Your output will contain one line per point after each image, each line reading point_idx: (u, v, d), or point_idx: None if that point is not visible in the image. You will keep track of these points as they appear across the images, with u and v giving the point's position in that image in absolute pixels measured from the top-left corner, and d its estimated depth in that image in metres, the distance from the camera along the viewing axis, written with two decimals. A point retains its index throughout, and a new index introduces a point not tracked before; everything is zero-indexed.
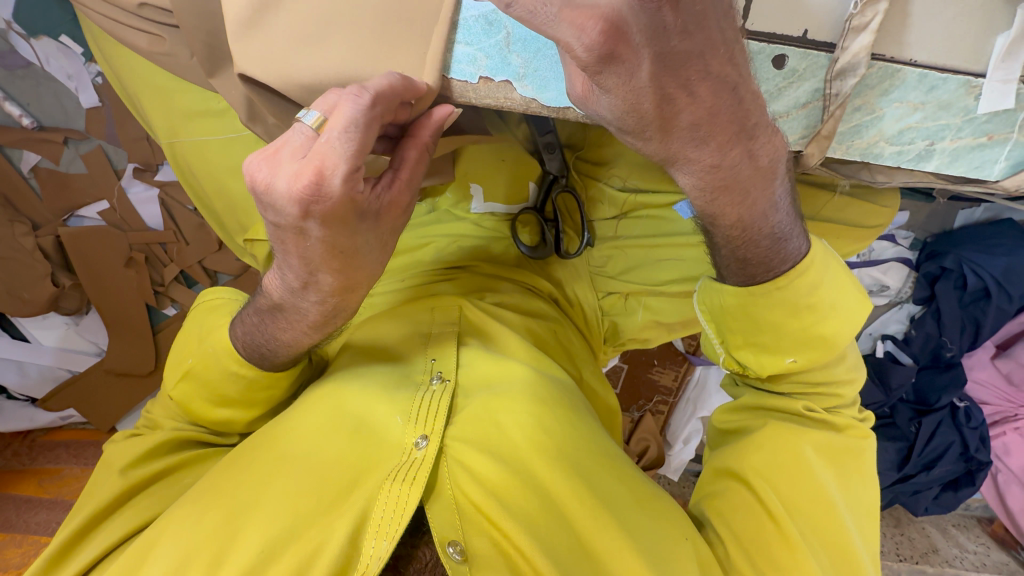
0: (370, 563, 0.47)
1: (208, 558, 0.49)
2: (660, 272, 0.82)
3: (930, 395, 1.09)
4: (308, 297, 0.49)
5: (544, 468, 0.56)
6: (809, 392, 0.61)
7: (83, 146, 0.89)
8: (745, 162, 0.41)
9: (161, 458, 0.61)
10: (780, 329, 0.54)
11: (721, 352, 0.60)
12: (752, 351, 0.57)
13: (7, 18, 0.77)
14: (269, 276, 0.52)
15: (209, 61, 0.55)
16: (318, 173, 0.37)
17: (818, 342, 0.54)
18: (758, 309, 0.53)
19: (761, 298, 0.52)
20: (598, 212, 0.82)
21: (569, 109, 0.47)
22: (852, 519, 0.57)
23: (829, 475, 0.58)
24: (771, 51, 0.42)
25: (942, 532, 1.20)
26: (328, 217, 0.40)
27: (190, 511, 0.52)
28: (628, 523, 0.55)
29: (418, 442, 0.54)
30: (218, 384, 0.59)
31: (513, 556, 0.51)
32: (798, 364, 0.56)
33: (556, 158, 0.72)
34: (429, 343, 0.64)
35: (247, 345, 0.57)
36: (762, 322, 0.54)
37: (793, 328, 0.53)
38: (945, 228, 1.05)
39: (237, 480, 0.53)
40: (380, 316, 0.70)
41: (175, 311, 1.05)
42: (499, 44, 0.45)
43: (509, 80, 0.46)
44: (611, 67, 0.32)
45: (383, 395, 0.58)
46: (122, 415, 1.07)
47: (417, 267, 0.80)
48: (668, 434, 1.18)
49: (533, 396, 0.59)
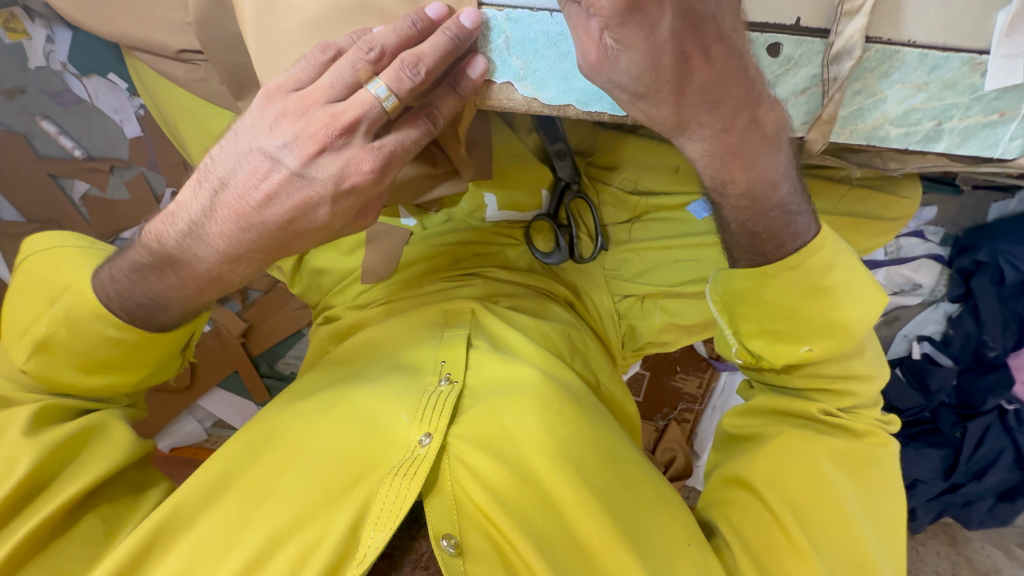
0: (367, 552, 0.50)
1: (215, 555, 0.51)
2: (677, 273, 0.83)
3: (975, 398, 1.03)
4: (234, 255, 0.48)
5: (545, 468, 0.56)
6: (825, 397, 0.59)
7: (126, 174, 0.96)
8: (753, 129, 0.44)
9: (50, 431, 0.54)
10: (796, 310, 0.52)
11: (732, 343, 0.58)
12: (766, 340, 0.56)
13: (64, 60, 0.84)
14: (160, 227, 0.50)
15: (236, 88, 0.61)
16: (383, 163, 0.45)
17: (835, 327, 0.53)
18: (772, 292, 0.52)
19: (774, 275, 0.52)
20: (610, 216, 0.83)
21: (569, 105, 0.49)
22: (869, 525, 0.55)
23: (846, 484, 0.56)
24: (765, 40, 0.43)
25: (1004, 553, 1.09)
26: (351, 201, 0.46)
27: (204, 507, 0.53)
28: (628, 523, 0.55)
29: (421, 439, 0.55)
30: (94, 350, 0.55)
31: (509, 554, 0.52)
32: (815, 353, 0.54)
33: (567, 164, 0.77)
34: (439, 344, 0.65)
35: (123, 303, 0.53)
36: (774, 304, 0.53)
37: (807, 313, 0.52)
38: (978, 221, 1.00)
39: (249, 478, 0.55)
40: (391, 320, 0.72)
41: (211, 328, 1.08)
42: (500, 47, 0.46)
43: (511, 80, 0.47)
44: (635, 18, 0.36)
45: (393, 393, 0.59)
46: (161, 431, 1.14)
47: (434, 271, 0.82)
48: (695, 445, 1.15)
49: (539, 397, 0.60)
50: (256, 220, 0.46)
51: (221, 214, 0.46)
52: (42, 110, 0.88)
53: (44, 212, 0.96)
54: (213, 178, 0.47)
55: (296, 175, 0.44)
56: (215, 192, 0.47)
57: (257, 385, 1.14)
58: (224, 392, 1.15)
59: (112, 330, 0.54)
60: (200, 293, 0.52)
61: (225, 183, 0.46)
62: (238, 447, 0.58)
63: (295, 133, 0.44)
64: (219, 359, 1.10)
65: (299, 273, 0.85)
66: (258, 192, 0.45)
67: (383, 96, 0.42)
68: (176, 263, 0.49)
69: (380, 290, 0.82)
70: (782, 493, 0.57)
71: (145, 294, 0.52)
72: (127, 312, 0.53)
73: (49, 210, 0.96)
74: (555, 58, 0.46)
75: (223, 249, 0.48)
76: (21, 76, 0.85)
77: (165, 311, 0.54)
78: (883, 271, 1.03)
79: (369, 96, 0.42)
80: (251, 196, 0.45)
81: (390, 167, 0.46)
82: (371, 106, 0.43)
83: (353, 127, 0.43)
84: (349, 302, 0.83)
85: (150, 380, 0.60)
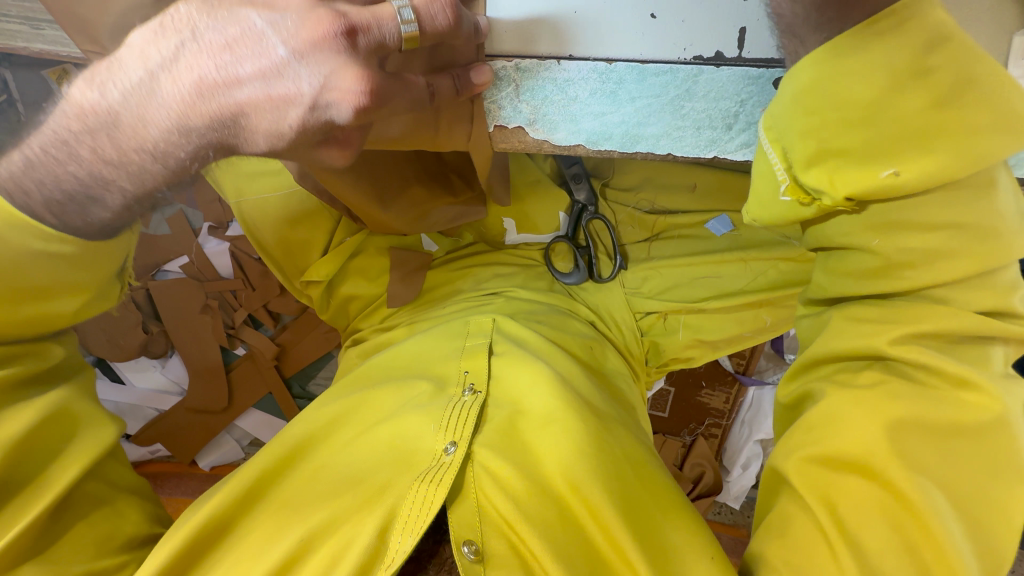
0: (396, 556, 0.51)
1: (251, 554, 0.54)
2: (696, 290, 0.81)
3: None
4: (185, 128, 0.42)
5: (564, 481, 0.56)
6: (904, 322, 0.44)
7: (167, 212, 1.06)
8: None
9: (15, 415, 0.49)
10: (885, 104, 0.36)
11: (782, 176, 0.41)
12: (833, 163, 0.39)
13: None
14: (95, 72, 0.43)
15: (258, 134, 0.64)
16: (377, 80, 0.41)
17: (941, 135, 0.36)
18: (841, 84, 0.37)
19: (848, 58, 0.36)
20: (628, 236, 0.84)
21: (579, 145, 0.49)
22: (949, 507, 0.41)
23: (921, 443, 0.42)
24: (772, 74, 0.42)
25: None
26: (328, 123, 0.42)
27: (251, 517, 0.57)
28: (653, 534, 0.54)
29: (447, 447, 0.58)
30: (25, 271, 0.45)
31: (531, 563, 0.52)
32: (904, 177, 0.37)
33: (584, 188, 0.79)
34: (462, 355, 0.69)
35: (34, 189, 0.44)
36: (848, 104, 0.37)
37: (902, 114, 0.36)
38: None
39: (292, 495, 0.58)
40: (419, 337, 0.75)
41: (245, 351, 1.13)
42: (509, 96, 0.46)
43: (522, 126, 0.48)
44: None
45: (418, 407, 0.62)
46: (201, 450, 1.21)
47: (455, 294, 0.84)
48: (725, 459, 1.16)
49: (560, 408, 0.61)
50: (220, 96, 0.41)
51: (182, 64, 0.41)
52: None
53: None
54: (180, 29, 0.41)
55: (281, 69, 0.40)
56: (182, 42, 0.41)
57: (289, 406, 1.16)
58: (259, 412, 1.19)
59: (41, 241, 0.45)
60: (136, 182, 0.44)
61: (198, 39, 0.41)
62: (271, 456, 0.61)
63: (295, 20, 0.40)
64: (254, 381, 1.15)
65: (328, 301, 0.87)
66: (234, 68, 0.41)
67: (405, 19, 0.40)
68: (117, 126, 0.42)
69: (403, 313, 0.85)
70: (815, 477, 0.45)
71: (67, 167, 0.43)
72: (47, 199, 0.44)
73: None
74: (563, 102, 0.45)
75: (172, 115, 0.41)
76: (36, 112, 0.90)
77: (96, 204, 0.45)
78: None
79: (390, 11, 0.40)
80: (224, 70, 0.41)
81: (386, 91, 0.42)
82: (388, 22, 0.40)
83: (361, 32, 0.40)
84: (376, 324, 0.86)
85: (85, 313, 0.52)
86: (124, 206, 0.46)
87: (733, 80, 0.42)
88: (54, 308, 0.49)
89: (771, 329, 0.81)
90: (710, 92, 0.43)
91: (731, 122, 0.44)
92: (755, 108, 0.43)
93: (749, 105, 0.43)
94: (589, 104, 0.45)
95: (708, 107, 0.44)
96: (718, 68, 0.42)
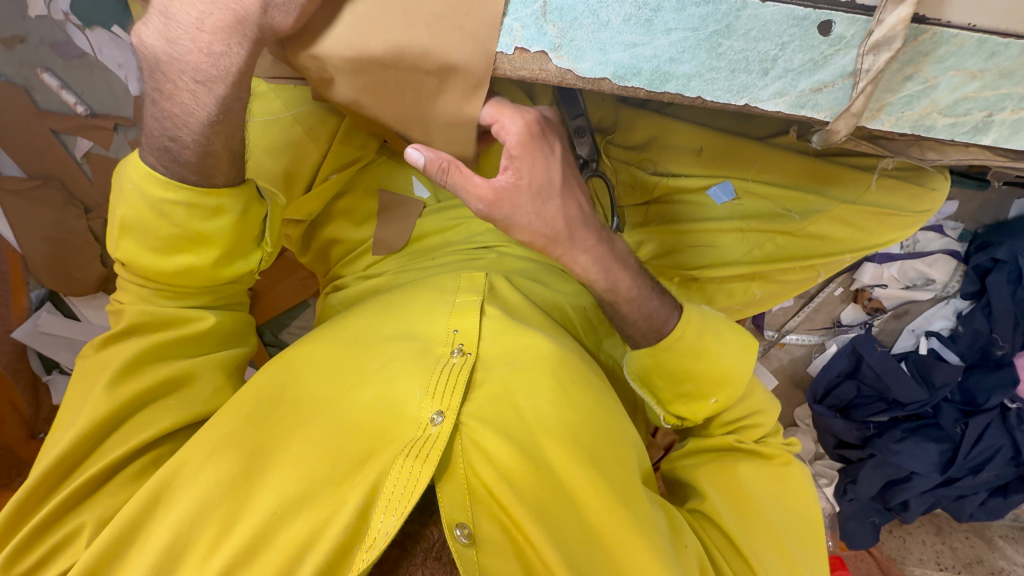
0: (378, 536, 0.51)
1: (221, 522, 0.51)
2: (693, 257, 0.80)
3: (978, 396, 1.04)
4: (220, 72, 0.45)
5: (555, 451, 0.59)
6: (731, 453, 0.69)
7: (131, 132, 0.98)
8: (619, 287, 0.63)
9: (134, 381, 0.56)
10: (720, 337, 0.66)
11: (658, 410, 0.70)
12: (681, 404, 0.68)
13: (66, 10, 0.89)
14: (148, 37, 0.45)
15: None
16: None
17: (724, 380, 0.66)
18: (667, 358, 0.65)
19: (671, 403, 0.69)
20: (627, 197, 0.82)
21: (604, 80, 0.43)
22: (777, 479, 0.67)
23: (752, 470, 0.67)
24: (816, 17, 0.38)
25: (987, 543, 1.18)
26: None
27: (205, 473, 0.53)
28: (634, 510, 0.59)
29: (434, 418, 0.57)
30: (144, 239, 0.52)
31: (522, 540, 0.55)
32: (719, 403, 0.67)
33: (585, 142, 0.74)
34: (452, 311, 0.65)
35: (156, 148, 0.50)
36: (684, 370, 0.65)
37: (702, 369, 0.65)
38: (999, 218, 1.01)
39: (258, 456, 0.55)
40: (405, 286, 0.71)
41: None
42: (535, 14, 0.40)
43: (545, 50, 0.41)
44: None
45: (407, 366, 0.60)
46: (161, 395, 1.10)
47: (447, 246, 0.79)
48: None
49: (555, 371, 0.62)
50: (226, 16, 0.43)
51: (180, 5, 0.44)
52: (43, 62, 0.92)
53: (47, 169, 0.98)
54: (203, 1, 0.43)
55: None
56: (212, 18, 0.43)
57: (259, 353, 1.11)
58: None
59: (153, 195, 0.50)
60: (224, 105, 0.47)
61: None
62: (247, 407, 0.57)
63: None
64: None
65: (310, 242, 0.83)
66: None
67: None
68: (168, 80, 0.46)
69: (391, 261, 0.79)
70: (732, 478, 0.66)
71: (164, 125, 0.48)
72: (155, 145, 0.50)
73: (52, 167, 0.98)
74: (592, 27, 0.40)
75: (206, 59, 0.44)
76: (23, 25, 0.90)
77: (184, 147, 0.49)
78: (897, 264, 1.04)
79: None
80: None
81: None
82: None
83: None
84: (359, 272, 0.80)
85: (223, 268, 0.56)
86: (204, 140, 0.48)
87: (777, 19, 0.39)
88: (190, 261, 0.54)
89: (760, 301, 0.84)
90: (750, 31, 0.39)
91: (769, 67, 0.41)
92: (798, 54, 0.40)
93: (789, 49, 0.40)
94: (620, 32, 0.40)
95: (746, 48, 0.40)
96: (764, 3, 0.38)
